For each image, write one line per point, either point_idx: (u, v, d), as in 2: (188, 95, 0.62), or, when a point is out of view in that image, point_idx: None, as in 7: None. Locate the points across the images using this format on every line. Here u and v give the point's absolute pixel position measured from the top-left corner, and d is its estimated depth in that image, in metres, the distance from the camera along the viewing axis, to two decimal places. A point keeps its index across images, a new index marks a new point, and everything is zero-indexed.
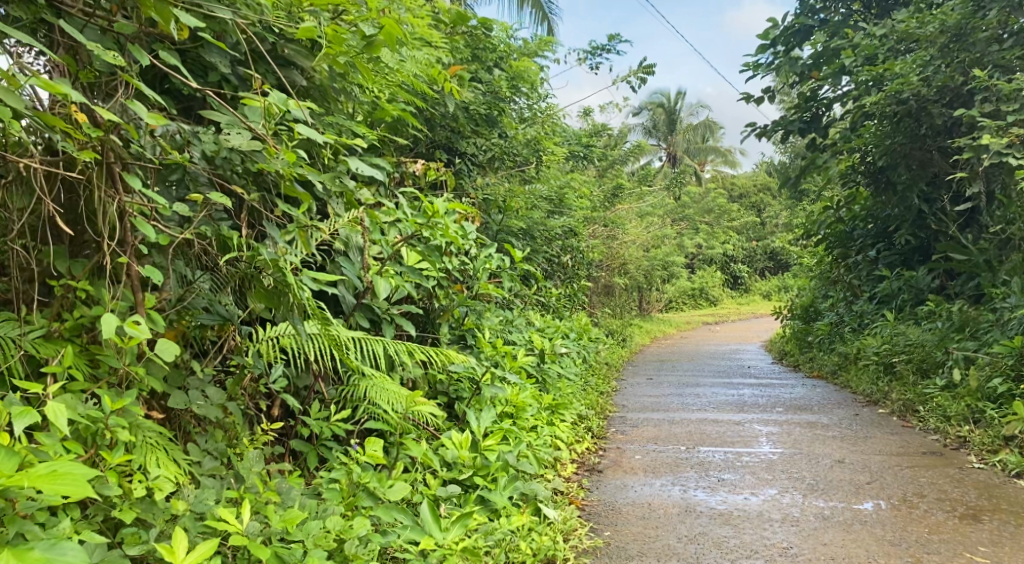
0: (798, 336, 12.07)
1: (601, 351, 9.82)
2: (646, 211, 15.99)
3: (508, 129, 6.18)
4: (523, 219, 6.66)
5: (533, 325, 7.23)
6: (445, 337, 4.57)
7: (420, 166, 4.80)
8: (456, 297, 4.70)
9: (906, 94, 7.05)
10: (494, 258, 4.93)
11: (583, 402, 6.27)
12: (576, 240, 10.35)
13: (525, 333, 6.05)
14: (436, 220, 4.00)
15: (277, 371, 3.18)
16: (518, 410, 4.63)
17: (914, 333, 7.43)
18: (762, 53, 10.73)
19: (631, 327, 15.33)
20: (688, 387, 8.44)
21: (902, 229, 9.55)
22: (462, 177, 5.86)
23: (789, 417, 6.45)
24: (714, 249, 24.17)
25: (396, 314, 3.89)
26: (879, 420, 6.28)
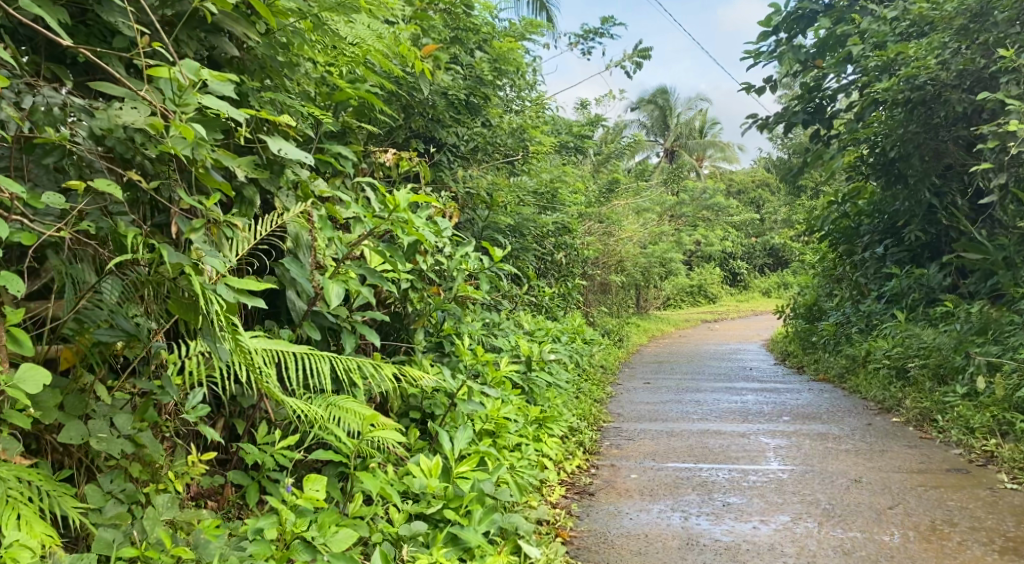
0: (801, 337, 11.60)
1: (596, 353, 9.34)
2: (643, 207, 15.52)
3: (492, 118, 5.70)
4: (510, 216, 6.18)
5: (522, 329, 6.75)
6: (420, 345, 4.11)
7: (391, 156, 4.32)
8: (433, 300, 4.23)
9: (923, 79, 6.57)
10: (473, 258, 4.45)
11: (574, 413, 5.80)
12: (571, 237, 9.87)
13: (511, 340, 5.58)
14: (398, 214, 3.42)
15: (197, 397, 2.66)
16: (500, 428, 4.15)
17: (930, 336, 6.97)
18: (764, 41, 10.25)
19: (628, 326, 14.86)
20: (688, 392, 7.98)
21: (913, 225, 9.09)
22: (441, 169, 5.38)
23: (798, 428, 5.99)
24: (713, 246, 23.69)
25: (359, 321, 3.40)
26: (895, 431, 5.81)
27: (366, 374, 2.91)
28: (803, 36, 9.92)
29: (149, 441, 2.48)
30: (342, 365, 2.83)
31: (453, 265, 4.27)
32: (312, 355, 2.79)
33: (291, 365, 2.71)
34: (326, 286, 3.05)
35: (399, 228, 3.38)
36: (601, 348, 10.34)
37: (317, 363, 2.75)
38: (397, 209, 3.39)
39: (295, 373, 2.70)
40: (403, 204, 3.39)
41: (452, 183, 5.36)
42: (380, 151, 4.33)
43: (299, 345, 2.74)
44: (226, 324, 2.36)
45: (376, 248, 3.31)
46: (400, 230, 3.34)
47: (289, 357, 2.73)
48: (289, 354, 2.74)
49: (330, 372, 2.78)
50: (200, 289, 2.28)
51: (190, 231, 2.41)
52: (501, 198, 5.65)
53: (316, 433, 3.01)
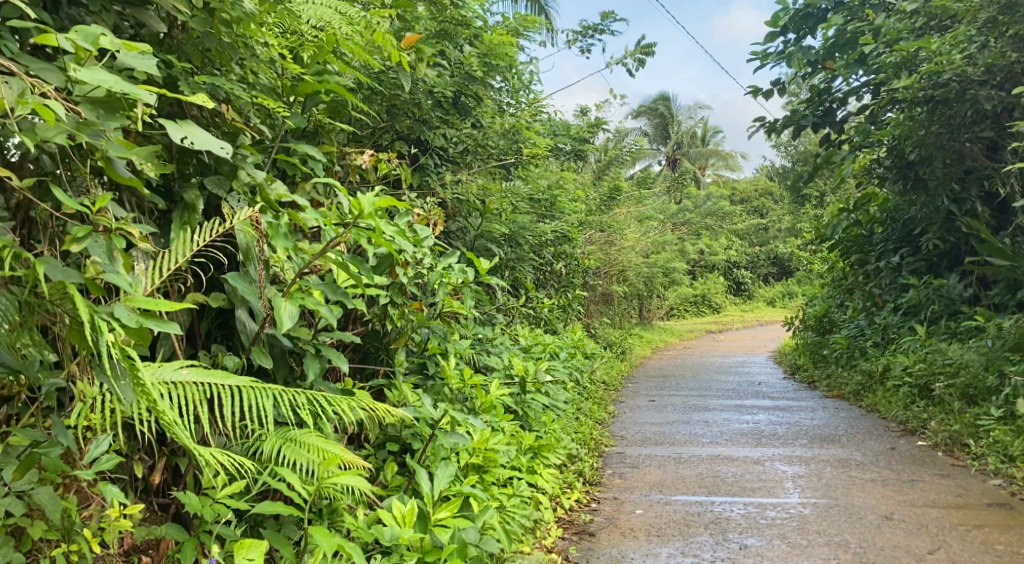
0: (811, 350, 11.14)
1: (598, 369, 8.87)
2: (646, 215, 15.06)
3: (483, 117, 5.25)
4: (504, 224, 5.74)
5: (519, 346, 6.28)
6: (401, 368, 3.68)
7: (368, 157, 3.75)
8: (415, 318, 3.78)
9: (946, 75, 6.14)
10: (458, 271, 4.00)
11: (573, 438, 5.34)
12: (570, 246, 9.43)
13: (503, 360, 5.13)
14: (364, 222, 2.87)
15: (106, 442, 2.20)
16: (490, 461, 3.71)
17: (956, 352, 6.55)
18: (771, 41, 9.82)
19: (631, 338, 14.37)
20: (695, 411, 7.53)
21: (930, 234, 8.67)
22: (428, 173, 4.93)
23: (815, 453, 5.53)
24: (717, 255, 23.24)
25: (323, 345, 2.94)
26: (922, 457, 5.38)
27: (323, 411, 2.45)
28: (813, 36, 9.49)
29: (45, 499, 2.06)
30: (291, 402, 2.38)
31: (434, 279, 3.82)
32: (254, 391, 2.34)
33: (226, 403, 2.26)
34: (275, 306, 2.59)
35: (365, 242, 2.83)
36: (603, 362, 9.87)
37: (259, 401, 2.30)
38: (361, 216, 2.84)
39: (229, 413, 2.25)
40: (369, 211, 2.84)
41: (440, 187, 4.91)
42: (357, 151, 3.77)
43: (237, 379, 2.30)
44: (122, 357, 1.94)
45: (336, 262, 2.78)
46: (364, 245, 2.80)
47: (224, 393, 2.28)
48: (225, 388, 2.29)
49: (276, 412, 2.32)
50: (87, 318, 1.89)
51: (75, 242, 2.06)
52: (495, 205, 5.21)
53: (266, 478, 2.55)
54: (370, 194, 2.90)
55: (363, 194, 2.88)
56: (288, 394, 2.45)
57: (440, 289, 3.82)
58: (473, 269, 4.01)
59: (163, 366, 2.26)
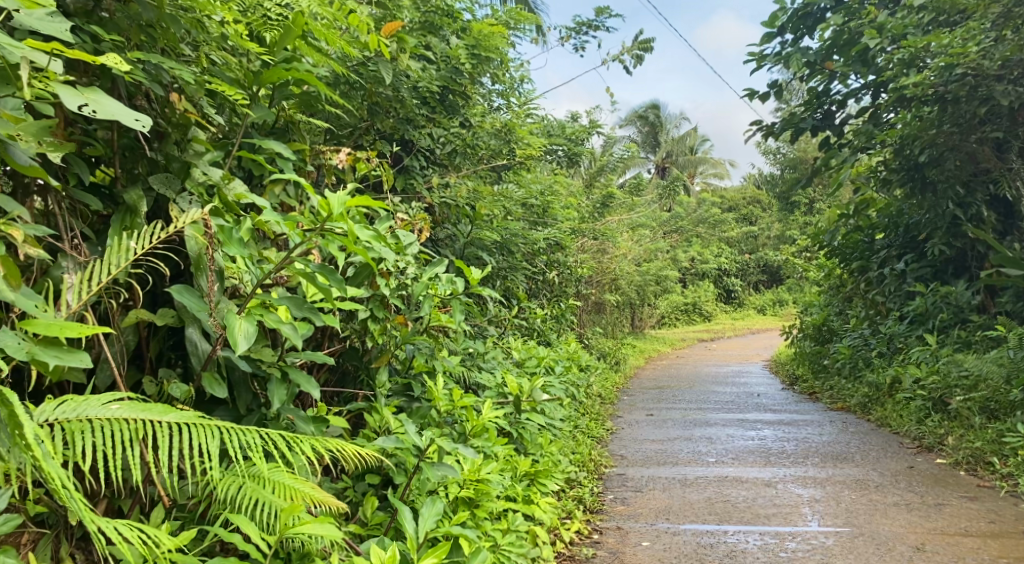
0: (811, 360, 10.79)
1: (593, 382, 8.49)
2: (638, 223, 14.72)
3: (472, 116, 4.88)
4: (495, 232, 5.38)
5: (510, 361, 5.90)
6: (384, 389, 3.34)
7: (344, 156, 3.35)
8: (399, 334, 3.43)
9: (960, 70, 5.80)
10: (446, 281, 3.65)
11: (570, 462, 4.96)
12: (563, 254, 9.06)
13: (495, 378, 4.75)
14: (335, 225, 2.46)
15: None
16: (482, 493, 3.34)
17: (972, 363, 6.24)
18: (769, 42, 9.50)
19: (624, 348, 13.99)
20: (696, 426, 7.16)
21: (936, 239, 8.37)
22: (412, 175, 4.57)
23: (829, 473, 5.19)
24: (707, 262, 22.91)
25: (288, 368, 2.58)
26: (945, 477, 5.05)
27: (280, 451, 2.09)
28: (811, 36, 9.17)
29: None
30: (240, 440, 2.03)
31: (419, 292, 3.44)
32: (197, 428, 2.00)
33: (161, 442, 1.93)
34: (227, 324, 2.20)
35: (335, 250, 2.42)
36: (597, 374, 9.48)
37: (198, 439, 1.96)
38: (331, 219, 2.44)
39: (161, 456, 1.92)
40: (340, 214, 2.43)
41: (426, 190, 4.54)
42: (332, 147, 3.37)
43: (175, 415, 1.97)
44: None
45: (302, 273, 2.38)
46: (334, 256, 2.40)
47: (159, 431, 1.95)
48: (161, 425, 1.96)
49: (221, 454, 1.97)
50: None
51: None
52: (486, 210, 4.84)
53: (219, 530, 2.19)
54: (341, 194, 2.50)
55: (332, 194, 2.48)
56: (243, 430, 2.10)
57: (425, 303, 3.43)
58: (464, 280, 3.61)
59: (88, 402, 1.96)
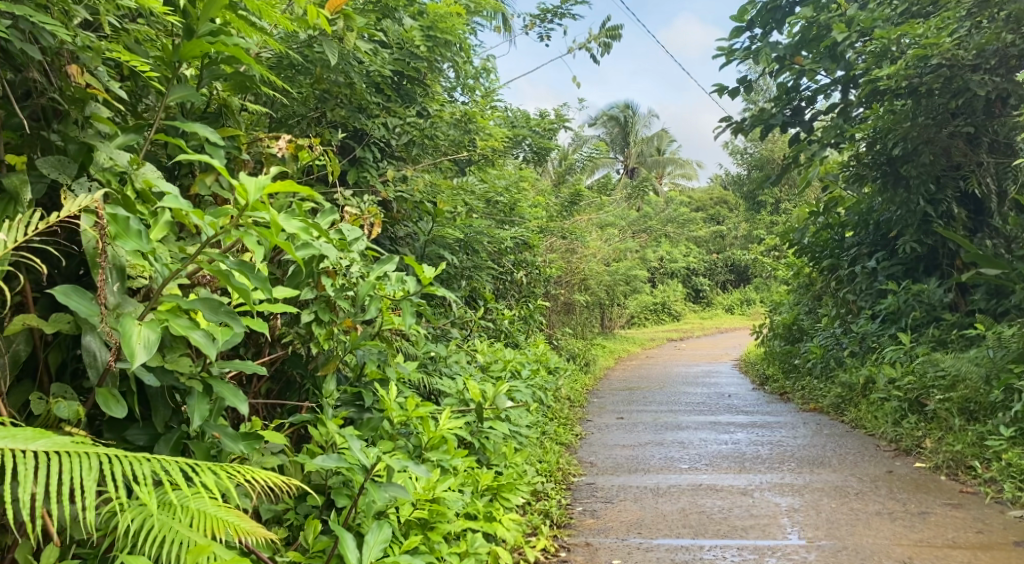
0: (782, 359, 10.62)
1: (562, 385, 8.24)
2: (606, 222, 14.51)
3: (428, 105, 4.60)
4: (456, 229, 5.10)
5: (475, 364, 5.62)
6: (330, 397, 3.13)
7: (283, 143, 3.10)
8: (348, 339, 3.20)
9: (935, 61, 5.62)
10: (397, 281, 3.37)
11: (536, 472, 4.70)
12: (530, 253, 8.81)
13: (456, 383, 4.48)
14: (254, 215, 2.16)
15: None
16: (437, 513, 3.07)
17: (950, 362, 6.06)
18: (737, 36, 9.31)
19: (593, 349, 13.75)
20: (667, 430, 6.92)
21: (907, 235, 8.21)
22: (365, 168, 4.28)
23: (806, 479, 4.97)
24: (676, 261, 22.76)
25: (209, 379, 2.32)
26: (927, 482, 4.85)
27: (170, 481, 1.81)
28: (779, 30, 8.98)
29: None
30: (115, 470, 1.76)
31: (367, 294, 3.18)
32: (68, 457, 1.75)
33: (18, 473, 1.69)
34: (124, 333, 1.92)
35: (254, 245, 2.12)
36: (566, 376, 9.23)
37: (62, 470, 1.71)
38: (247, 208, 2.12)
39: (18, 491, 1.67)
40: (257, 203, 2.12)
41: (381, 183, 4.25)
42: (272, 135, 3.13)
43: (39, 443, 1.73)
44: None
45: (217, 273, 2.08)
46: (254, 252, 2.10)
47: (19, 461, 1.71)
48: (23, 455, 1.72)
49: (88, 486, 1.72)
50: None
51: None
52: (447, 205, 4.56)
53: None
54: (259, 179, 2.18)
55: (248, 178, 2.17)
56: (133, 457, 1.84)
57: (372, 307, 3.18)
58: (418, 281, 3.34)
59: None
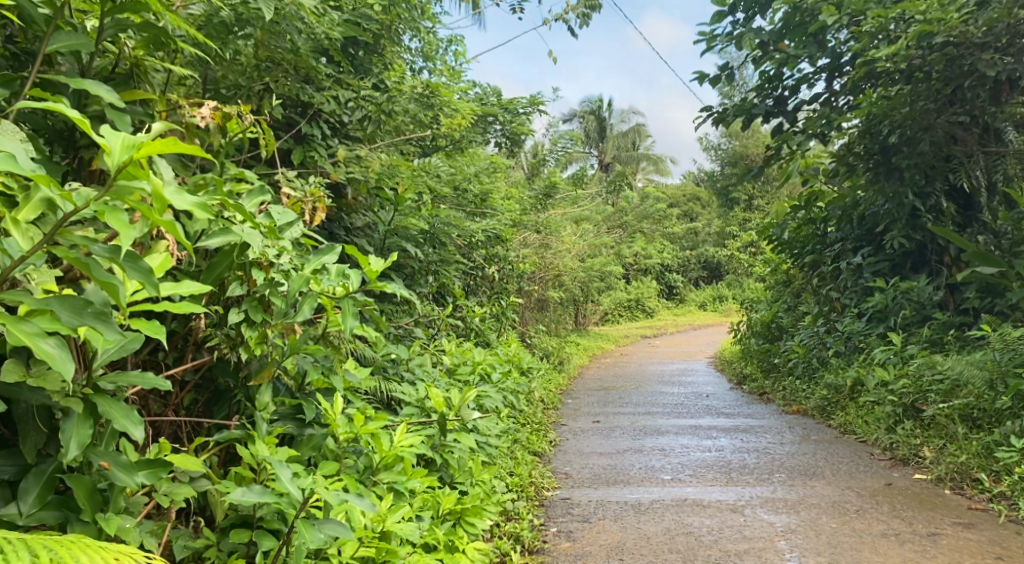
0: (761, 359, 10.23)
1: (535, 387, 7.79)
2: (580, 217, 14.08)
3: (384, 77, 4.11)
4: (420, 218, 4.63)
5: (439, 367, 5.14)
6: (263, 420, 2.74)
7: (207, 110, 2.63)
8: (289, 343, 2.82)
9: (940, 39, 5.21)
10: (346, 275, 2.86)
11: (505, 490, 4.24)
12: (502, 247, 8.34)
13: (415, 391, 4.01)
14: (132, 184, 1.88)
15: None
16: (385, 551, 2.64)
17: (947, 363, 5.70)
18: (718, 22, 8.87)
19: (567, 346, 13.30)
20: (646, 436, 6.51)
21: (894, 231, 7.81)
22: (313, 146, 3.82)
23: (802, 493, 4.56)
24: (650, 257, 22.38)
25: (91, 394, 1.94)
26: (930, 497, 4.47)
27: None
28: (763, 15, 8.57)
29: None
30: None
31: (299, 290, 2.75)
32: None
33: None
34: None
35: (126, 224, 1.82)
36: (539, 377, 8.78)
37: None
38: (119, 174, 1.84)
39: None
40: (127, 166, 1.84)
41: (331, 164, 3.78)
42: (195, 101, 2.67)
43: None
44: None
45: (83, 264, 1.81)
46: (124, 234, 1.81)
47: None
48: None
49: None
50: None
51: None
52: (408, 190, 4.09)
53: None
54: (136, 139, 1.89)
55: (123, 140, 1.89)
56: None
57: (305, 306, 2.73)
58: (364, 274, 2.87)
59: None
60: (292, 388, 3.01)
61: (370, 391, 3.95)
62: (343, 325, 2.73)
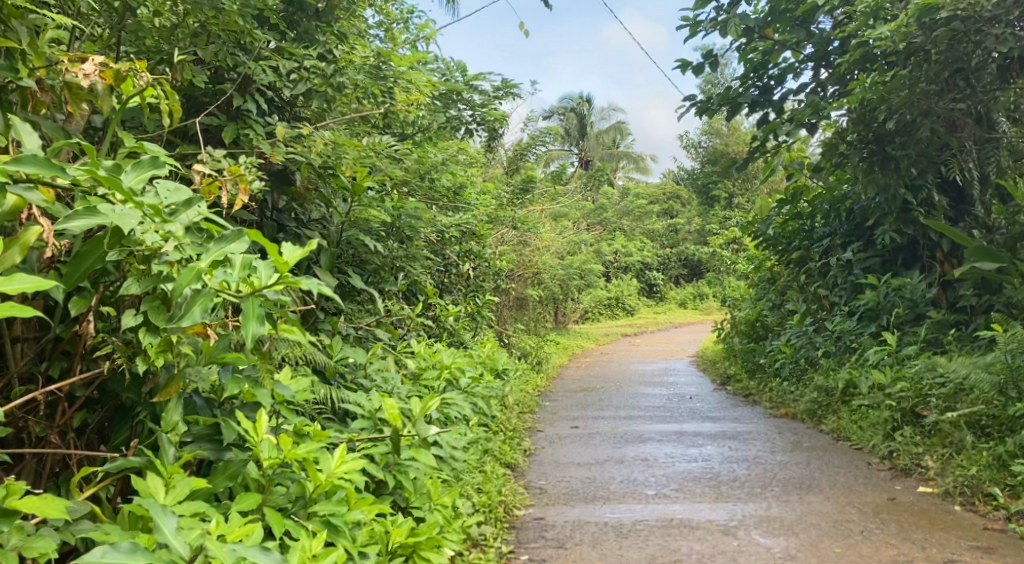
0: (745, 359, 9.81)
1: (510, 391, 7.32)
2: (560, 213, 13.60)
3: (331, 46, 3.63)
4: (381, 207, 4.15)
5: (402, 372, 4.66)
6: (167, 455, 2.31)
7: (90, 65, 2.29)
8: (203, 354, 2.38)
9: (945, 13, 4.80)
10: (262, 271, 2.32)
11: (469, 513, 3.77)
12: (477, 243, 7.87)
13: (368, 402, 3.53)
14: None
15: None
16: None
17: (949, 364, 5.31)
18: (701, 7, 8.44)
19: (546, 346, 12.80)
20: (629, 443, 6.06)
21: (886, 225, 7.42)
22: (248, 123, 3.37)
23: (800, 511, 4.14)
24: (631, 255, 21.92)
25: None
26: (939, 514, 4.07)
27: None
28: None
29: None
30: None
31: (191, 288, 2.24)
32: None
33: None
34: None
35: None
36: (515, 379, 8.31)
37: None
38: None
39: None
40: None
41: (269, 142, 3.33)
42: (78, 58, 2.32)
43: None
44: None
45: None
46: None
47: None
48: None
49: None
50: None
51: None
52: (365, 175, 3.62)
53: None
54: None
55: None
56: None
57: (195, 306, 2.22)
58: (276, 268, 2.36)
59: None
60: (211, 403, 2.55)
61: (319, 401, 3.49)
62: (243, 329, 2.22)
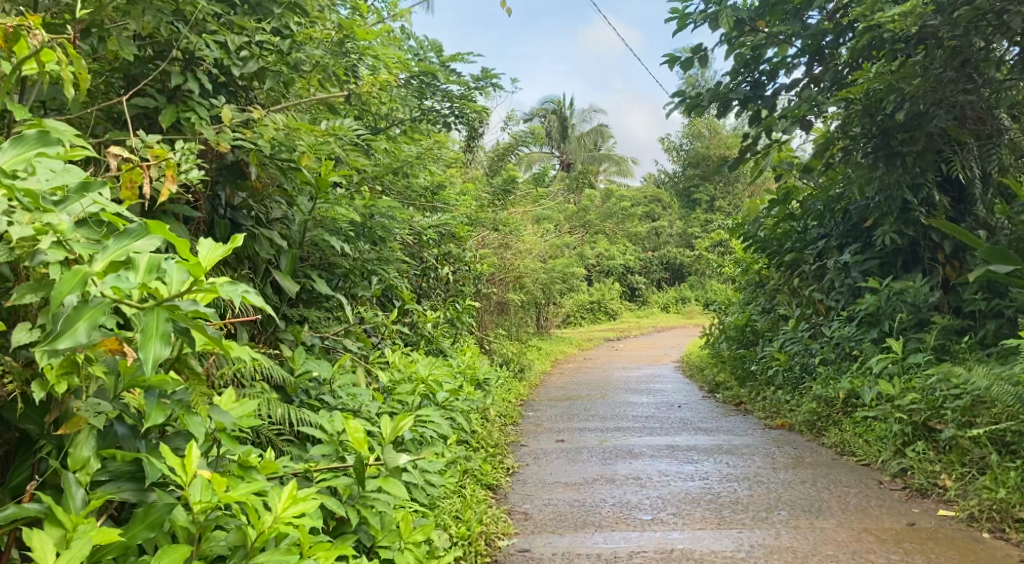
0: (735, 366, 9.43)
1: (491, 401, 6.90)
2: (542, 215, 13.18)
3: (290, 21, 3.22)
4: (349, 205, 3.73)
5: (372, 387, 4.23)
6: (77, 500, 1.92)
7: None
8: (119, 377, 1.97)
9: None
10: (172, 279, 1.92)
11: (445, 547, 3.34)
12: (456, 245, 7.44)
13: (330, 423, 3.10)
14: None
15: None
16: None
17: (962, 374, 4.96)
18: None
19: (528, 353, 12.36)
20: (619, 459, 5.66)
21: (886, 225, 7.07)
22: (193, 105, 2.95)
23: (812, 538, 3.76)
24: (614, 258, 21.51)
25: None
26: (967, 542, 3.70)
27: None
28: None
29: None
30: None
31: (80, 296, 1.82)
32: None
33: None
34: None
35: None
36: (497, 389, 7.88)
37: None
38: None
39: None
40: None
41: (214, 128, 2.93)
42: None
43: None
44: None
45: None
46: None
47: None
48: None
49: None
50: None
51: None
52: (328, 167, 3.23)
53: None
54: None
55: None
56: None
57: (78, 321, 1.79)
58: (189, 272, 1.95)
59: None
60: (136, 434, 2.12)
61: (275, 423, 3.06)
62: (142, 351, 1.80)
